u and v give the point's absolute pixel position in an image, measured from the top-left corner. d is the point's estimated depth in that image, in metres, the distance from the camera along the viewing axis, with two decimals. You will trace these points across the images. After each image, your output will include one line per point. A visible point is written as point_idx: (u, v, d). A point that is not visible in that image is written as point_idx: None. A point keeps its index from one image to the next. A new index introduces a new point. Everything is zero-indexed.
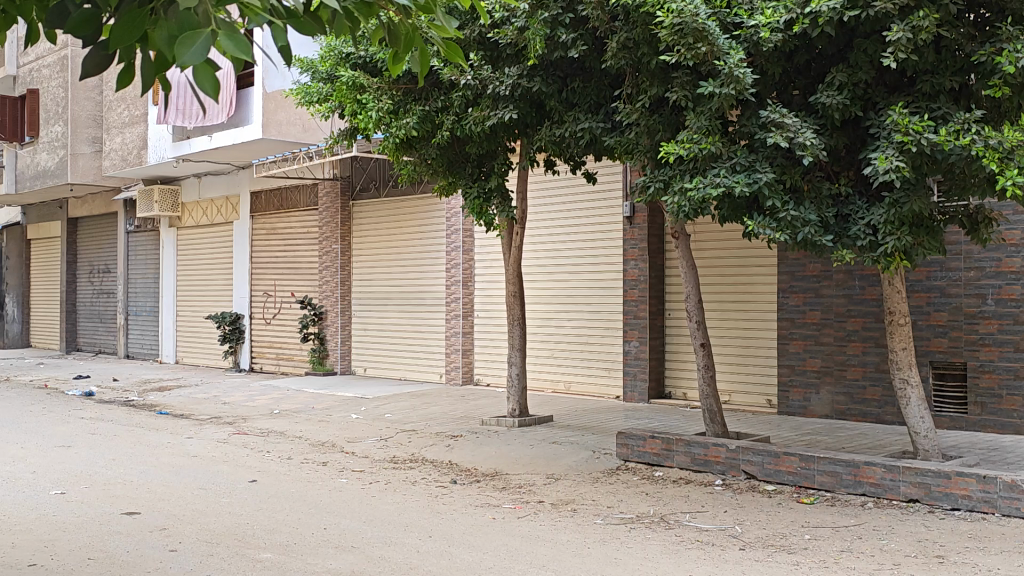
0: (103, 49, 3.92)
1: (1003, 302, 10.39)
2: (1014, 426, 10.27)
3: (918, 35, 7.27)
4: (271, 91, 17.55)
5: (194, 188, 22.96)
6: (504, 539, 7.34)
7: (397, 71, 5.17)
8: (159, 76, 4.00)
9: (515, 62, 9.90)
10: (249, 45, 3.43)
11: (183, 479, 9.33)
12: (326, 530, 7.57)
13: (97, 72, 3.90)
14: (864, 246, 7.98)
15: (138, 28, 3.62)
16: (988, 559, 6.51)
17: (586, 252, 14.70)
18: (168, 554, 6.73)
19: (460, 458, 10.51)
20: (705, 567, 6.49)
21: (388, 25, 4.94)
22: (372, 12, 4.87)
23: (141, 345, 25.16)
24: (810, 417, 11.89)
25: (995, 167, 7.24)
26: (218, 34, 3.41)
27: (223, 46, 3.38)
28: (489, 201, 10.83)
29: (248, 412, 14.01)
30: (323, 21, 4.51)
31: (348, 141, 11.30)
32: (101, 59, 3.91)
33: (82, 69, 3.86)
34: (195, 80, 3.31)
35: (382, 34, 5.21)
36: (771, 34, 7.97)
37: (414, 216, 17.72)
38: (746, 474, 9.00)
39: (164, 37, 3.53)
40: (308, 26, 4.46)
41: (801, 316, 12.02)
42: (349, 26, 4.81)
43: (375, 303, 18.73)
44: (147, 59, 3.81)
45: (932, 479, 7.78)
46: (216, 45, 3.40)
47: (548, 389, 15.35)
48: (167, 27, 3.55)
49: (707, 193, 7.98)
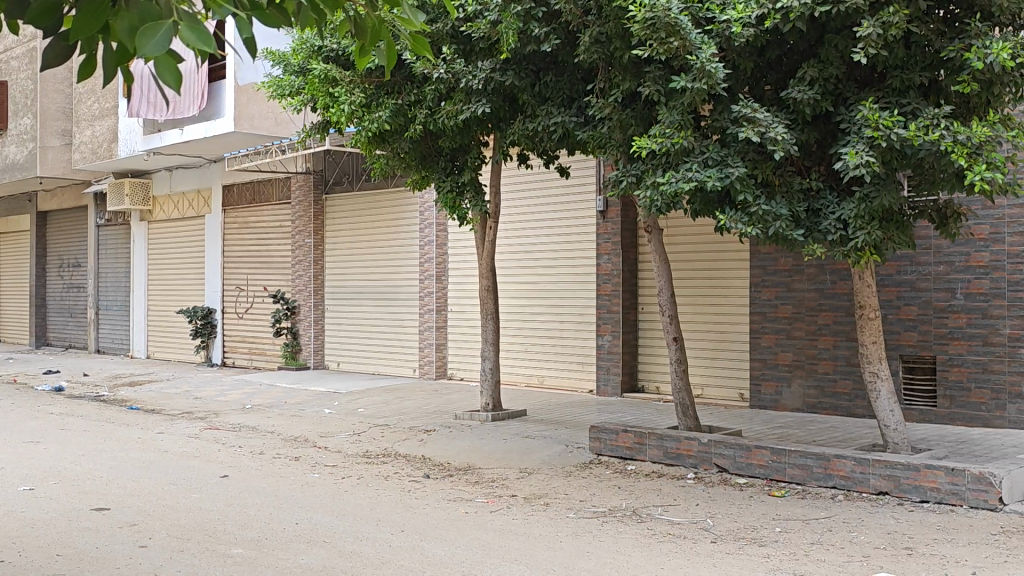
0: (63, 40, 3.84)
1: (972, 297, 10.49)
2: (982, 419, 10.36)
3: (887, 31, 7.34)
4: (243, 84, 17.48)
5: (165, 181, 22.79)
6: (476, 533, 7.34)
7: (365, 63, 5.09)
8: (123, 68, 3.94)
9: (487, 55, 9.86)
10: (211, 34, 3.38)
11: (153, 475, 9.25)
12: (298, 525, 7.53)
13: (58, 64, 3.83)
14: (835, 241, 8.01)
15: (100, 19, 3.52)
16: (957, 551, 6.57)
17: (560, 245, 14.70)
18: (137, 550, 6.67)
19: (434, 453, 10.48)
20: (678, 561, 6.51)
21: (354, 18, 4.87)
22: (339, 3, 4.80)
23: (112, 339, 24.96)
24: (781, 411, 11.97)
25: (963, 162, 7.30)
26: (180, 25, 3.36)
27: (186, 38, 3.32)
28: (462, 195, 10.75)
29: (220, 408, 13.91)
30: (289, 13, 4.49)
31: (321, 136, 11.22)
32: (61, 50, 3.84)
33: (42, 61, 3.79)
34: (157, 72, 3.26)
35: (348, 26, 5.13)
36: (743, 29, 7.98)
37: (388, 209, 17.67)
38: (718, 468, 9.04)
39: (124, 27, 3.45)
40: (275, 19, 4.37)
41: (773, 311, 12.09)
42: (315, 18, 4.73)
43: (348, 297, 18.65)
44: (108, 50, 3.74)
45: (901, 471, 7.85)
46: (179, 36, 3.34)
47: (522, 383, 15.35)
48: (128, 17, 3.47)
49: (679, 187, 8.02)
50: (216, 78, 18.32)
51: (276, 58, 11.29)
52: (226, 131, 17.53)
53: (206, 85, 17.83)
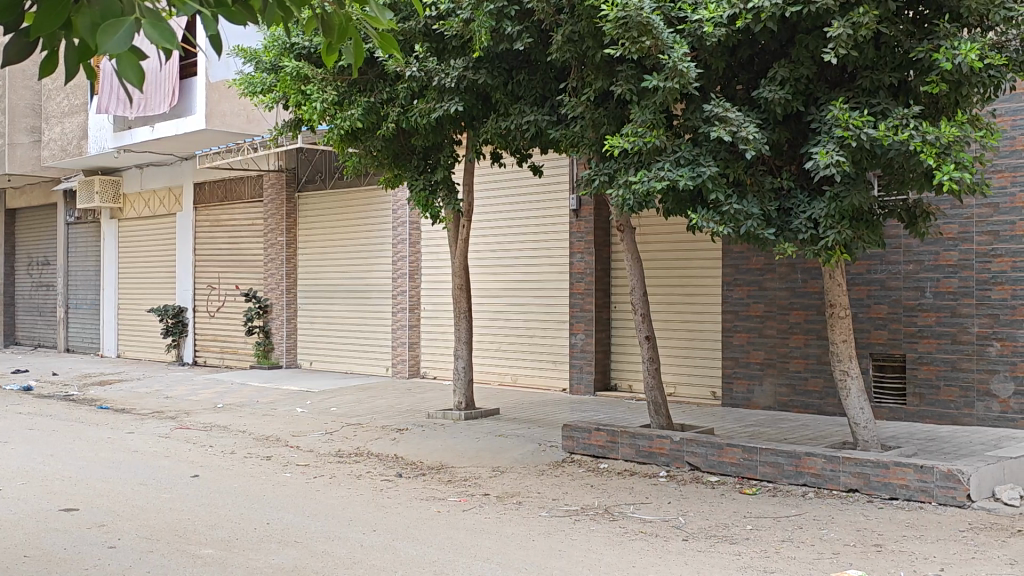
0: (23, 36, 3.76)
1: (941, 295, 10.58)
2: (951, 417, 10.47)
3: (857, 31, 7.39)
4: (215, 82, 17.31)
5: (136, 179, 22.61)
6: (449, 532, 7.32)
7: (331, 61, 5.02)
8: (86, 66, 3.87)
9: (460, 53, 9.82)
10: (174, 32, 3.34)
11: (123, 476, 9.17)
12: (268, 525, 7.49)
13: (20, 61, 3.75)
14: (806, 240, 8.05)
15: (62, 14, 3.44)
16: (925, 548, 6.63)
17: (533, 243, 14.70)
18: (106, 551, 6.61)
19: (408, 452, 10.45)
20: (649, 559, 6.53)
21: (320, 16, 4.81)
22: (305, 1, 4.73)
23: (82, 338, 24.77)
24: (753, 409, 12.03)
25: (932, 162, 7.37)
26: (142, 21, 3.30)
27: (148, 34, 3.26)
28: (435, 194, 10.70)
29: (191, 407, 13.80)
30: (255, 11, 4.43)
31: (293, 133, 11.18)
32: (22, 47, 3.76)
33: (2, 60, 3.71)
34: (119, 68, 3.19)
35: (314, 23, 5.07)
36: (715, 29, 8.00)
37: (362, 207, 17.60)
38: (690, 466, 9.07)
39: (86, 23, 3.39)
40: (239, 15, 4.31)
41: (745, 309, 12.14)
42: (281, 15, 4.65)
43: (321, 295, 18.57)
44: (70, 46, 3.67)
45: (871, 469, 7.91)
46: (142, 34, 3.28)
47: (495, 382, 15.35)
48: (90, 13, 3.40)
49: (651, 186, 8.04)
50: (187, 75, 18.16)
51: (247, 54, 11.24)
52: (198, 128, 17.44)
53: (177, 83, 17.76)
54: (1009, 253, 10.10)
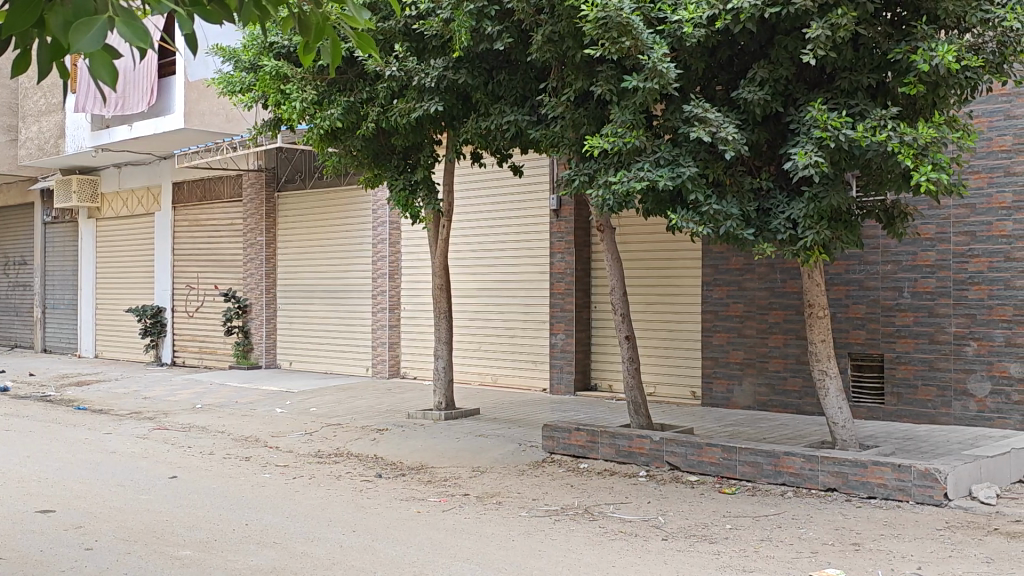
0: None
1: (919, 295, 10.64)
2: (928, 416, 10.54)
3: (836, 32, 7.42)
4: (193, 80, 17.30)
5: (114, 178, 22.48)
6: (429, 533, 7.30)
7: (307, 61, 4.95)
8: (60, 69, 3.85)
9: (440, 53, 9.80)
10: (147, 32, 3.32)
11: (102, 477, 9.11)
12: (248, 527, 7.46)
13: None
14: (785, 240, 8.08)
15: (34, 13, 3.42)
16: (903, 547, 6.66)
17: (514, 243, 14.70)
18: (83, 553, 6.57)
19: (388, 452, 10.42)
20: (628, 559, 6.53)
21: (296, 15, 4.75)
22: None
23: (59, 338, 24.60)
24: (732, 408, 12.06)
25: (909, 163, 7.40)
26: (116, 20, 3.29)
27: (121, 34, 3.25)
28: (416, 194, 10.69)
29: (169, 407, 13.74)
30: (230, 8, 4.36)
31: (272, 133, 11.13)
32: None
33: None
34: (92, 68, 3.15)
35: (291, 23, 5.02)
36: (694, 30, 8.01)
37: (342, 207, 17.57)
38: (670, 465, 9.10)
39: (59, 22, 3.38)
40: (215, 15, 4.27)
41: (724, 309, 12.18)
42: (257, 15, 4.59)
43: (300, 295, 18.51)
44: (43, 44, 3.65)
45: (849, 468, 7.95)
46: (114, 33, 3.27)
47: (476, 382, 15.33)
48: (63, 12, 3.38)
49: (631, 186, 8.05)
50: (166, 74, 18.08)
51: (226, 54, 11.19)
52: (176, 128, 17.35)
53: (155, 81, 17.69)
54: (985, 253, 10.18)
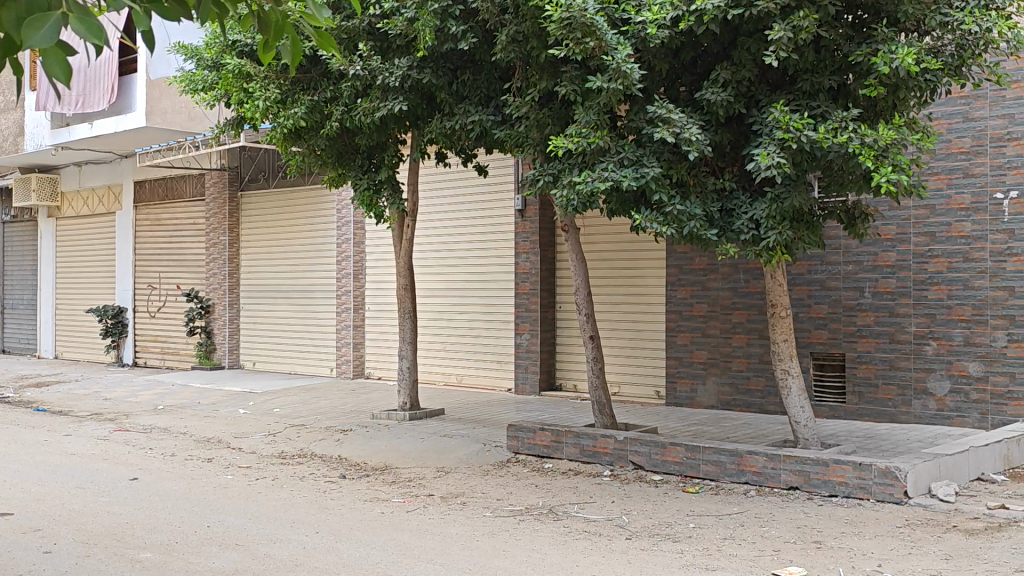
0: None
1: (879, 295, 10.75)
2: (889, 415, 10.65)
3: (798, 35, 7.47)
4: (154, 79, 17.12)
5: (74, 177, 22.21)
6: (393, 534, 7.26)
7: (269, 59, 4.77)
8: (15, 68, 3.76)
9: (405, 53, 9.77)
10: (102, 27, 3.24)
11: (59, 479, 9.00)
12: (209, 528, 7.40)
13: None
14: (748, 241, 8.13)
15: None
16: (864, 544, 6.72)
17: (480, 244, 14.68)
18: (41, 556, 6.48)
19: (352, 453, 10.37)
20: (592, 558, 6.53)
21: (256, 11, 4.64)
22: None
23: (18, 339, 24.28)
24: (695, 408, 12.12)
25: (870, 164, 7.47)
26: (69, 17, 3.21)
27: (74, 28, 3.17)
28: (380, 194, 10.66)
29: (129, 409, 13.60)
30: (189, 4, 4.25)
31: (234, 132, 11.02)
32: None
33: None
34: (45, 65, 3.11)
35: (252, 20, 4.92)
36: (658, 31, 8.03)
37: (305, 207, 17.49)
38: (633, 465, 9.13)
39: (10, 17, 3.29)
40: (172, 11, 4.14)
41: (688, 309, 12.23)
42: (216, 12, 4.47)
43: (263, 295, 18.41)
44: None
45: (811, 467, 8.02)
46: (69, 28, 3.19)
47: (440, 382, 15.31)
48: (14, 8, 3.34)
49: (595, 187, 8.06)
50: (126, 71, 17.91)
51: (188, 51, 11.10)
52: (137, 126, 17.15)
53: (116, 79, 17.51)
54: (945, 253, 10.29)
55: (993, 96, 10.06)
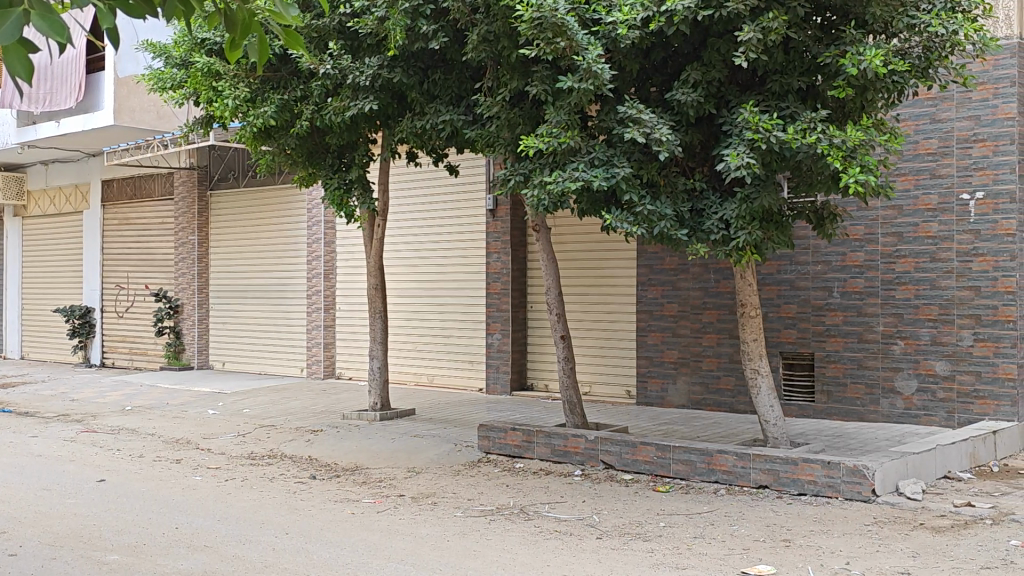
0: None
1: (848, 295, 10.82)
2: (857, 414, 10.73)
3: (767, 36, 7.51)
4: (123, 77, 16.96)
5: (40, 176, 21.97)
6: (363, 534, 7.24)
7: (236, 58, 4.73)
8: None
9: (375, 52, 9.73)
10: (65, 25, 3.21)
11: (25, 481, 8.90)
12: (177, 530, 7.35)
13: None
14: (718, 241, 8.15)
15: None
16: (832, 542, 6.76)
17: (451, 244, 14.66)
18: (6, 559, 6.41)
19: (323, 454, 10.32)
20: (563, 558, 6.53)
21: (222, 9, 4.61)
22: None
23: None
24: (666, 408, 12.16)
25: (838, 165, 7.52)
26: (31, 14, 3.18)
27: (35, 26, 3.13)
28: (351, 193, 10.62)
29: (97, 410, 13.47)
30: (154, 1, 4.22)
31: (203, 131, 10.95)
32: None
33: None
34: (7, 64, 3.08)
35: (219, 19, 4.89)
36: (628, 31, 8.03)
37: (275, 207, 17.41)
38: (604, 464, 9.14)
39: None
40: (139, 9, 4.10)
41: (659, 308, 12.27)
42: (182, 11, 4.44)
43: (234, 296, 18.29)
44: None
45: (781, 465, 8.06)
46: (30, 26, 3.16)
47: (411, 382, 15.27)
48: None
49: (566, 187, 8.06)
50: (94, 68, 17.75)
51: (157, 50, 11.04)
52: (106, 124, 17.00)
53: (83, 77, 17.36)
54: (912, 254, 10.37)
55: (959, 98, 10.15)
